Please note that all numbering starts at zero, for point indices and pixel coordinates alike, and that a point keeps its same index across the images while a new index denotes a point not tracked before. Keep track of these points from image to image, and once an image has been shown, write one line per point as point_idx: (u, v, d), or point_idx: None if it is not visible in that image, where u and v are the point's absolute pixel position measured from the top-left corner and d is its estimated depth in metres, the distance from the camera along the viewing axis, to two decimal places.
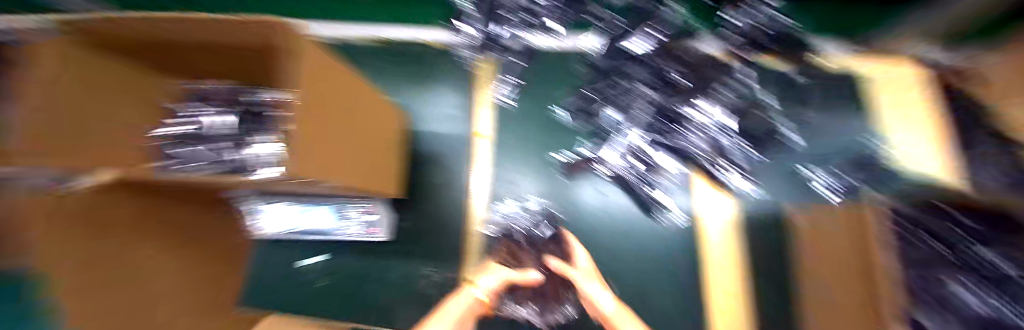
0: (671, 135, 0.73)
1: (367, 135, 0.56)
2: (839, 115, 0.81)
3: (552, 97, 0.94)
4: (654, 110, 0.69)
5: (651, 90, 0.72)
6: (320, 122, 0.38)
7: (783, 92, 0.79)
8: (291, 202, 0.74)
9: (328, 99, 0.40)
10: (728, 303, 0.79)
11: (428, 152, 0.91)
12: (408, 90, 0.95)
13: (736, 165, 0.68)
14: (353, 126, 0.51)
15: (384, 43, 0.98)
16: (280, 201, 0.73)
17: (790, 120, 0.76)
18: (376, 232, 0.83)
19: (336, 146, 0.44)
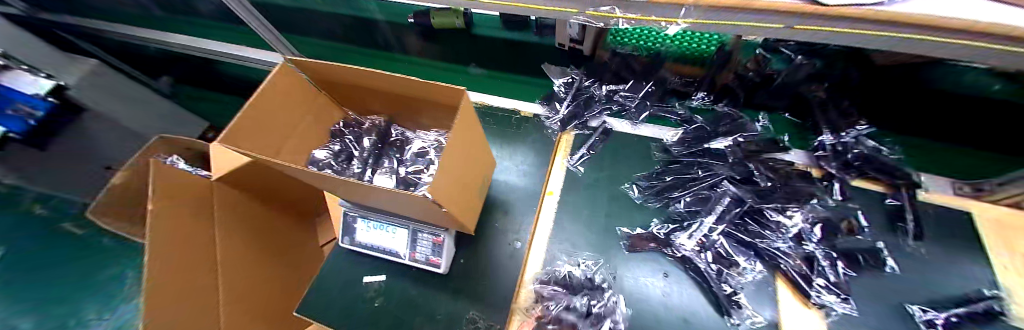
0: (756, 231, 0.80)
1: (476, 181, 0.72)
2: (951, 258, 0.74)
3: (623, 170, 0.98)
4: (738, 206, 0.83)
5: (734, 187, 0.86)
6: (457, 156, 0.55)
7: (868, 214, 0.82)
8: (376, 219, 0.86)
9: (464, 143, 0.58)
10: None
11: (500, 198, 0.98)
12: (497, 142, 1.10)
13: (821, 276, 0.73)
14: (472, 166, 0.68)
15: (487, 106, 1.20)
16: (369, 217, 0.87)
17: (882, 244, 0.76)
18: (437, 264, 0.84)
19: (461, 181, 0.59)
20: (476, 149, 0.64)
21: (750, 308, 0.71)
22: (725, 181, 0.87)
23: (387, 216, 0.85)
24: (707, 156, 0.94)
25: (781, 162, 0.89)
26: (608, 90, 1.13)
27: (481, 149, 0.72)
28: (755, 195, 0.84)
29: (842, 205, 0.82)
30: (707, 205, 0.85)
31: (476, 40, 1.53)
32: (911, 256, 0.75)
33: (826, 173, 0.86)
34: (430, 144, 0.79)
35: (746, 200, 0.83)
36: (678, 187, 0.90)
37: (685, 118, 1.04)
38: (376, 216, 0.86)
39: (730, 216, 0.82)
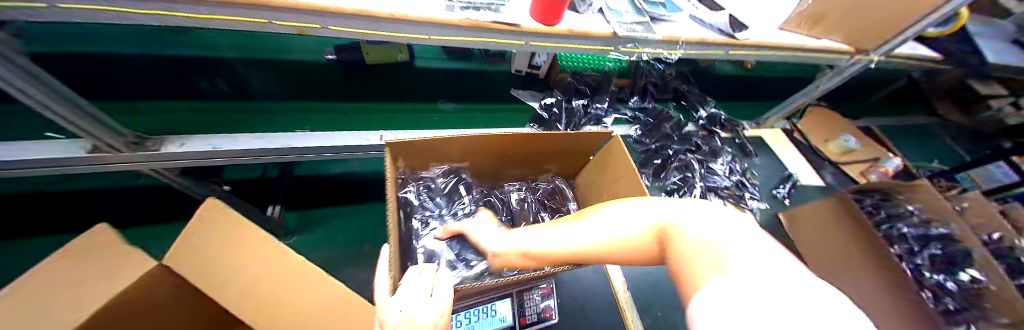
0: (714, 178, 1.21)
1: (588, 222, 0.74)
2: (767, 157, 1.42)
3: None
4: (699, 165, 1.23)
5: (690, 154, 1.26)
6: (623, 186, 0.61)
7: (733, 148, 1.40)
8: (468, 305, 0.69)
9: (612, 170, 0.65)
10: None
11: None
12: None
13: (746, 191, 1.21)
14: (595, 195, 0.73)
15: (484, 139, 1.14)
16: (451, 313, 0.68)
17: (747, 163, 1.36)
18: (550, 316, 0.77)
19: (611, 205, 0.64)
20: (600, 183, 0.70)
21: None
22: (684, 152, 1.25)
23: (481, 296, 0.70)
24: (664, 138, 1.30)
25: (693, 131, 1.37)
26: (581, 103, 1.31)
27: (586, 187, 0.77)
28: (700, 155, 1.27)
29: (726, 146, 1.38)
30: (685, 172, 1.20)
31: (419, 72, 1.39)
32: (759, 164, 1.38)
33: (708, 130, 1.40)
34: (521, 191, 0.80)
35: (700, 159, 1.25)
36: (663, 164, 1.23)
37: (634, 116, 1.39)
38: (468, 303, 0.69)
39: (700, 175, 1.19)
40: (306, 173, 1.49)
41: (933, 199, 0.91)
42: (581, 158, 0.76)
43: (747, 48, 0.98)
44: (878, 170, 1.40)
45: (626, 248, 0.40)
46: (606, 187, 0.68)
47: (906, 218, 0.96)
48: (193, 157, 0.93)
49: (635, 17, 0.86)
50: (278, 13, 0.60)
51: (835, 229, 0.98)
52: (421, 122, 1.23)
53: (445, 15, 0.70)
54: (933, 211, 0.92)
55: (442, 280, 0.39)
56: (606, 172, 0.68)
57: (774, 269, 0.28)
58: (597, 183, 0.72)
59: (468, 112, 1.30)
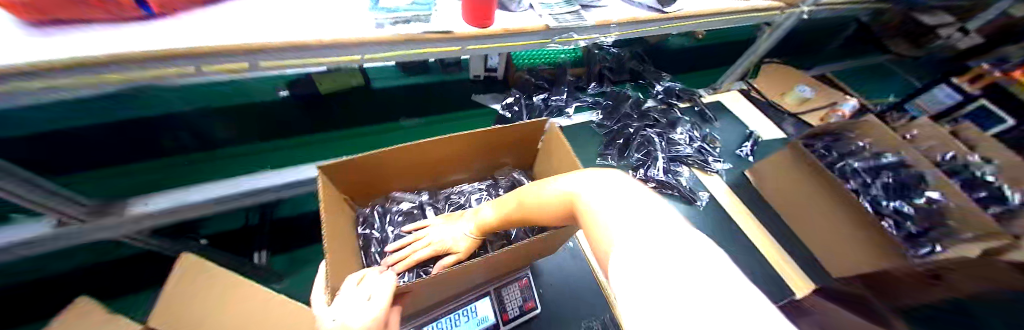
0: (675, 149, 1.25)
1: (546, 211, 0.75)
2: (728, 120, 1.47)
3: (587, 151, 1.25)
4: (660, 139, 1.27)
5: (650, 129, 1.30)
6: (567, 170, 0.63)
7: (695, 115, 1.45)
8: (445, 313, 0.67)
9: (556, 154, 0.67)
10: (784, 257, 1.03)
11: None
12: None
13: (710, 156, 1.25)
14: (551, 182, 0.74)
15: None
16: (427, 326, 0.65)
17: (710, 128, 1.40)
18: (532, 306, 0.78)
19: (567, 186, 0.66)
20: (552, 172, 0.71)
21: (700, 187, 1.18)
22: (645, 130, 1.29)
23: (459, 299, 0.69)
24: (624, 118, 1.35)
25: (652, 106, 1.41)
26: (540, 98, 1.35)
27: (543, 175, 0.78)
28: (660, 129, 1.31)
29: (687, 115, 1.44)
30: (649, 147, 1.24)
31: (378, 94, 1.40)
32: (720, 128, 1.42)
33: (668, 104, 1.44)
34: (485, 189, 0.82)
35: (660, 134, 1.29)
36: (626, 144, 1.26)
37: (595, 102, 1.43)
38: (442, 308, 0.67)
39: (663, 148, 1.23)
40: (283, 211, 1.46)
41: (880, 132, 0.97)
42: (531, 149, 0.77)
43: (678, 20, 1.04)
44: (836, 114, 1.47)
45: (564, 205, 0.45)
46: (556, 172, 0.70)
47: (858, 153, 1.02)
48: (156, 215, 0.92)
49: (565, 8, 0.90)
50: (200, 58, 0.60)
51: (801, 176, 1.02)
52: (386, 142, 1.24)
53: (376, 33, 0.72)
54: (889, 143, 0.96)
55: (377, 285, 0.38)
56: (552, 158, 0.69)
57: (662, 234, 0.28)
58: (548, 170, 0.74)
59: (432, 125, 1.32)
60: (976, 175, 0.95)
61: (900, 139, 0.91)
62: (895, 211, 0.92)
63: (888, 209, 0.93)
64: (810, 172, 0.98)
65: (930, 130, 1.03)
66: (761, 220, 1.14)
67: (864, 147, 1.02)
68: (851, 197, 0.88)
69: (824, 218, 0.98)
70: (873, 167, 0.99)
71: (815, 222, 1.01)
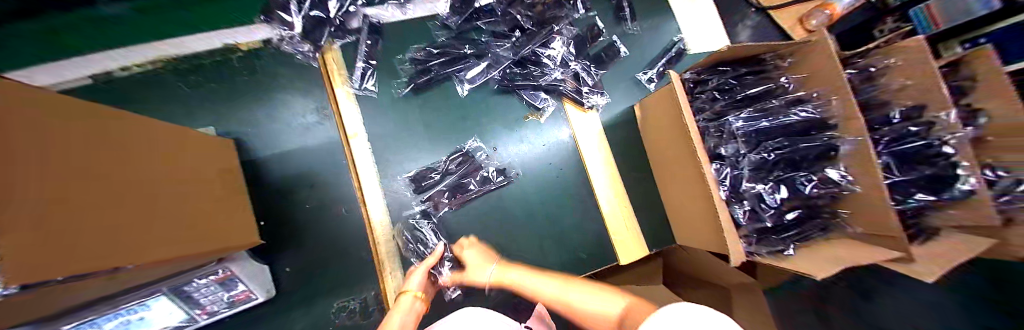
0: (535, 74, 0.92)
1: (142, 192, 0.41)
2: (653, 23, 1.03)
3: (392, 72, 0.87)
4: (514, 60, 0.91)
5: (506, 40, 0.91)
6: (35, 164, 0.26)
7: (605, 14, 1.01)
8: None
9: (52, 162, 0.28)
10: (629, 217, 0.91)
11: (298, 171, 0.78)
12: (233, 106, 0.78)
13: (586, 85, 0.94)
14: (81, 146, 0.33)
15: (196, 60, 0.78)
16: None
17: (616, 37, 1.00)
18: (251, 296, 0.68)
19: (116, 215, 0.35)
20: (62, 131, 0.31)
21: (556, 127, 0.94)
22: (497, 42, 0.91)
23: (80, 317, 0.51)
24: (480, 17, 0.92)
25: None
26: None
27: (89, 124, 0.36)
28: (526, 38, 0.91)
29: (589, 13, 0.99)
30: (493, 72, 0.91)
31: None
32: (632, 36, 1.01)
33: None
34: None
35: (521, 49, 0.90)
36: (469, 63, 0.89)
37: None
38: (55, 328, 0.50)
39: (507, 72, 0.91)
40: None
41: (828, 75, 0.61)
42: (78, 117, 0.35)
43: None
44: (822, 14, 0.99)
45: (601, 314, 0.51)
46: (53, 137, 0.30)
47: (765, 103, 0.70)
48: None
49: None
50: None
51: (674, 127, 0.73)
52: (82, 50, 0.73)
53: None
54: (826, 96, 0.62)
55: None
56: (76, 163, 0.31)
57: None
58: (113, 163, 0.37)
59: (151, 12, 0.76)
60: (925, 148, 0.69)
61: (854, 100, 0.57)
62: (762, 200, 0.67)
63: (751, 193, 0.66)
64: (687, 131, 0.67)
65: (908, 74, 0.67)
66: (622, 171, 0.95)
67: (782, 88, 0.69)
68: (713, 182, 0.63)
69: (686, 190, 0.76)
70: (774, 130, 0.67)
71: (674, 186, 0.82)
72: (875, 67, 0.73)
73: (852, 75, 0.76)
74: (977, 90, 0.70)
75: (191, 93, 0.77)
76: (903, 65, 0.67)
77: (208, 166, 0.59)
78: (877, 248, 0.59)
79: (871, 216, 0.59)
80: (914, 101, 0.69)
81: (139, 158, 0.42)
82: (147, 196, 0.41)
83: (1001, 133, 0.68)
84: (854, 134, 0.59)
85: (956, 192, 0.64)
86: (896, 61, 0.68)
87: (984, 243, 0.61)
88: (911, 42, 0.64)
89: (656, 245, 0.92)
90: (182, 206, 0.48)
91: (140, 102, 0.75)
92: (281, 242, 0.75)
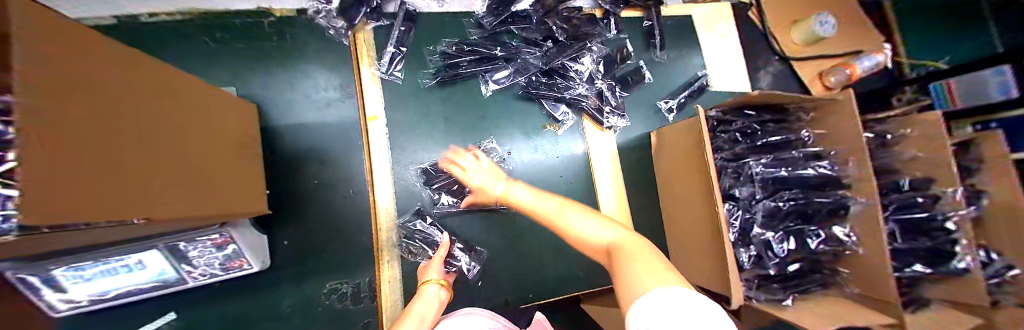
0: (560, 86, 0.92)
1: (172, 144, 0.41)
2: (680, 54, 1.05)
3: (419, 61, 0.87)
4: (541, 69, 0.92)
5: (537, 48, 0.92)
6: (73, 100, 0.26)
7: (635, 39, 1.02)
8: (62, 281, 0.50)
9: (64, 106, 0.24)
10: None
11: (311, 145, 0.77)
12: (255, 69, 0.77)
13: (607, 105, 0.95)
14: (124, 93, 0.34)
15: (225, 18, 0.77)
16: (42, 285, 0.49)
17: (642, 62, 1.01)
18: (245, 265, 0.66)
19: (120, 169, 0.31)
20: (106, 75, 0.32)
21: (572, 141, 0.95)
22: (528, 49, 0.91)
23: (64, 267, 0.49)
24: (515, 21, 0.92)
25: (576, 8, 0.94)
26: None
27: (131, 71, 0.37)
28: (557, 50, 0.92)
29: (620, 35, 1.00)
30: (520, 77, 0.91)
31: None
32: (658, 63, 1.03)
33: (604, 11, 0.99)
34: None
35: (551, 60, 0.91)
36: (497, 65, 0.89)
37: None
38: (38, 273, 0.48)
39: (532, 80, 0.92)
40: None
41: (852, 138, 0.62)
42: (122, 63, 0.36)
43: None
44: (842, 72, 1.00)
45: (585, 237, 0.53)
46: (96, 79, 0.30)
47: (786, 153, 0.70)
48: None
49: None
50: None
51: (691, 161, 0.74)
52: None
53: None
54: (844, 156, 0.65)
55: None
56: (89, 108, 0.27)
57: None
58: (129, 111, 0.34)
59: None
60: (928, 221, 0.70)
61: (870, 165, 0.59)
62: (769, 247, 0.67)
63: (759, 239, 0.67)
64: (705, 168, 0.68)
65: (922, 146, 0.69)
66: (629, 195, 0.95)
67: (801, 141, 0.70)
68: (724, 222, 0.63)
69: (694, 225, 0.77)
70: (792, 180, 0.68)
71: (680, 218, 0.83)
72: (890, 134, 0.75)
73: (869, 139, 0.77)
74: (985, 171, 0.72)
75: (216, 50, 0.76)
76: (918, 137, 0.69)
77: (235, 129, 0.60)
78: (873, 311, 0.60)
79: (872, 277, 0.61)
80: (924, 173, 0.71)
81: (174, 111, 0.43)
82: (176, 149, 0.42)
83: (1000, 216, 0.71)
84: (866, 196, 0.61)
85: (953, 268, 0.66)
86: (911, 132, 0.71)
87: (973, 321, 0.63)
88: (929, 117, 0.66)
89: None
90: (205, 165, 0.48)
91: (161, 50, 0.73)
92: (281, 214, 0.74)
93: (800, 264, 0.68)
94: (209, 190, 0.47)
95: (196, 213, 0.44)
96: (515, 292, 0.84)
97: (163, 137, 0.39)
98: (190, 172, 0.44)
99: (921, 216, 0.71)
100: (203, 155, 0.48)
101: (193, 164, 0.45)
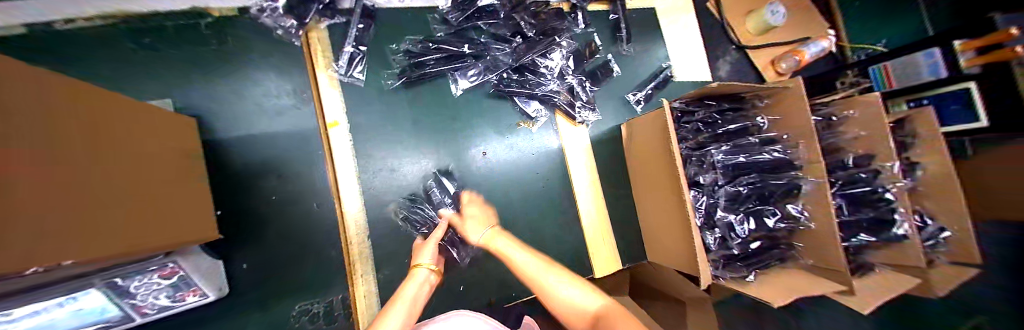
0: (530, 82, 0.92)
1: (115, 173, 0.39)
2: (645, 46, 1.07)
3: (382, 62, 0.82)
4: (511, 66, 0.90)
5: (505, 45, 0.90)
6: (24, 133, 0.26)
7: (602, 32, 1.03)
8: None
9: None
10: (607, 232, 0.94)
11: (267, 158, 0.72)
12: (195, 78, 0.70)
13: (578, 99, 0.95)
14: (66, 123, 0.33)
15: (150, 20, 0.69)
16: None
17: (610, 55, 1.02)
18: (200, 293, 0.61)
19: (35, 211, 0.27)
20: (51, 107, 0.31)
21: (546, 137, 0.95)
22: (497, 45, 0.89)
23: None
24: (481, 17, 0.89)
25: (542, 1, 0.93)
26: None
27: (76, 100, 0.36)
28: (526, 46, 0.91)
29: (587, 28, 1.00)
30: (489, 75, 0.89)
31: None
32: (625, 56, 1.04)
33: (571, 5, 0.98)
34: None
35: (521, 55, 0.90)
36: (465, 63, 0.87)
37: None
38: None
39: (502, 77, 0.90)
40: None
41: (802, 122, 0.65)
42: (66, 93, 0.35)
43: None
44: (791, 58, 1.06)
45: (566, 308, 0.53)
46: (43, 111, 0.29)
47: (743, 139, 0.74)
48: None
49: None
50: None
51: (659, 151, 0.76)
52: None
53: None
54: (795, 139, 0.69)
55: None
56: (27, 141, 0.26)
57: None
58: (71, 143, 0.33)
59: None
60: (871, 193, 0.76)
61: (817, 147, 0.63)
62: (732, 229, 0.71)
63: (723, 222, 0.71)
64: (671, 158, 0.70)
65: (863, 125, 0.75)
66: (604, 187, 0.97)
67: (757, 127, 0.74)
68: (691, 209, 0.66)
69: (665, 213, 0.79)
70: (748, 165, 0.72)
71: (653, 207, 0.85)
72: (834, 116, 0.81)
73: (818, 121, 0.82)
74: (917, 145, 0.80)
75: (144, 58, 0.68)
76: (859, 117, 0.75)
77: (183, 151, 0.57)
78: (827, 281, 0.65)
79: (822, 250, 0.65)
80: (866, 150, 0.77)
81: (117, 138, 0.41)
82: (118, 177, 0.40)
83: (929, 184, 0.78)
84: (816, 175, 0.65)
85: (892, 234, 0.72)
86: (853, 113, 0.76)
87: (911, 281, 0.69)
88: (868, 98, 0.71)
89: (630, 262, 0.96)
90: (152, 192, 0.45)
91: (76, 61, 0.65)
92: (239, 235, 0.69)
93: (759, 243, 0.72)
94: (158, 219, 0.45)
95: (144, 244, 0.41)
96: (497, 292, 0.84)
97: (87, 168, 0.34)
98: (126, 202, 0.39)
99: (864, 190, 0.77)
100: (134, 181, 0.43)
101: (123, 193, 0.39)
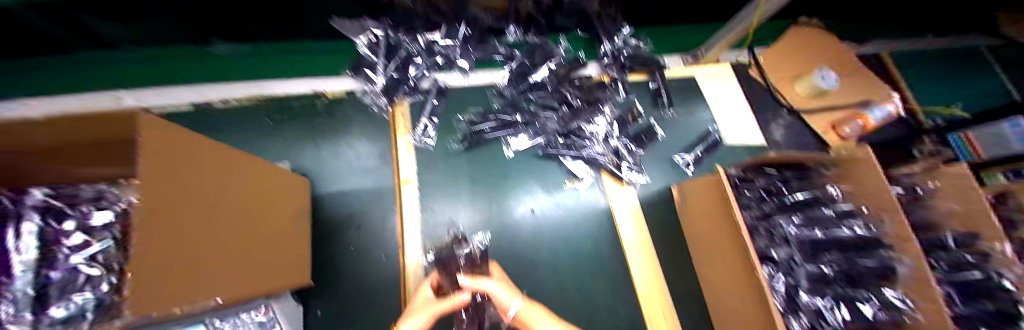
0: (577, 145, 0.98)
1: (246, 224, 0.48)
2: (689, 111, 1.11)
3: (448, 129, 0.94)
4: (560, 132, 0.98)
5: (554, 113, 1.00)
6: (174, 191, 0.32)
7: (645, 99, 1.10)
8: None
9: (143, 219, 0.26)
10: (666, 302, 0.88)
11: (350, 212, 0.81)
12: (304, 142, 0.85)
13: (625, 162, 0.99)
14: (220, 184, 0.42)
15: (280, 100, 0.88)
16: None
17: (653, 120, 1.07)
18: None
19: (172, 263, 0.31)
20: (214, 173, 0.41)
21: (595, 198, 0.97)
22: (548, 114, 0.99)
23: None
24: (533, 90, 1.02)
25: (587, 76, 1.04)
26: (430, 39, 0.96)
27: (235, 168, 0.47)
28: (574, 114, 1.00)
29: (629, 96, 1.08)
30: (539, 139, 0.97)
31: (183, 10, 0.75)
32: (669, 120, 1.08)
33: (612, 76, 1.07)
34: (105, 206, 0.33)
35: (569, 123, 0.99)
36: (519, 129, 0.97)
37: (507, 54, 1.02)
38: None
39: (551, 141, 0.98)
40: None
41: (880, 198, 0.61)
42: (231, 163, 0.46)
43: None
44: (856, 122, 1.01)
45: None
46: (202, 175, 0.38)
47: (815, 211, 0.71)
48: None
49: None
50: None
51: (717, 220, 0.74)
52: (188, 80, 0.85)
53: None
54: (877, 214, 0.64)
55: None
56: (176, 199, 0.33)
57: None
58: (219, 200, 0.41)
59: (257, 56, 0.89)
60: (985, 283, 0.66)
61: (907, 223, 0.57)
62: (822, 317, 0.64)
63: (808, 307, 0.65)
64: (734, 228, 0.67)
65: (955, 199, 0.68)
66: (657, 251, 0.94)
67: (830, 197, 0.71)
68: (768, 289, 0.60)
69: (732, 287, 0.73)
70: (827, 242, 0.69)
71: (715, 278, 0.80)
72: (918, 187, 0.75)
73: (902, 193, 0.77)
74: None
75: (271, 128, 0.85)
76: (946, 190, 0.69)
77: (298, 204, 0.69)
78: None
79: None
80: (966, 227, 0.68)
81: (257, 196, 0.52)
82: (248, 228, 0.48)
83: None
84: (911, 257, 0.57)
85: None
86: (938, 185, 0.71)
87: None
88: (953, 172, 0.66)
89: None
90: (268, 240, 0.53)
91: (225, 130, 0.84)
92: (317, 283, 0.75)
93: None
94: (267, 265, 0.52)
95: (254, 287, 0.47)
96: None
97: (224, 220, 0.42)
98: (247, 249, 0.47)
99: (979, 277, 0.67)
100: (258, 230, 0.51)
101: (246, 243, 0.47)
